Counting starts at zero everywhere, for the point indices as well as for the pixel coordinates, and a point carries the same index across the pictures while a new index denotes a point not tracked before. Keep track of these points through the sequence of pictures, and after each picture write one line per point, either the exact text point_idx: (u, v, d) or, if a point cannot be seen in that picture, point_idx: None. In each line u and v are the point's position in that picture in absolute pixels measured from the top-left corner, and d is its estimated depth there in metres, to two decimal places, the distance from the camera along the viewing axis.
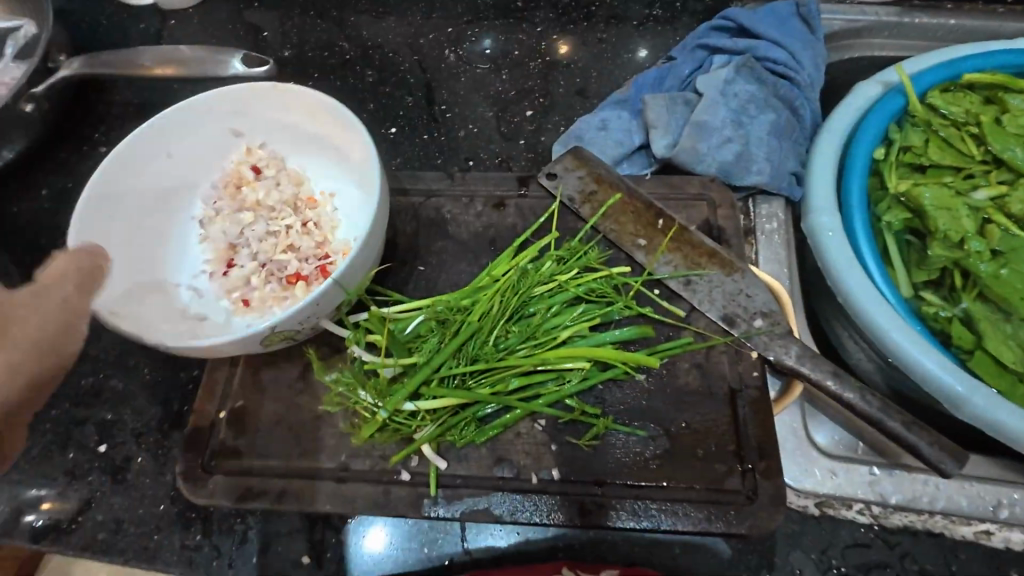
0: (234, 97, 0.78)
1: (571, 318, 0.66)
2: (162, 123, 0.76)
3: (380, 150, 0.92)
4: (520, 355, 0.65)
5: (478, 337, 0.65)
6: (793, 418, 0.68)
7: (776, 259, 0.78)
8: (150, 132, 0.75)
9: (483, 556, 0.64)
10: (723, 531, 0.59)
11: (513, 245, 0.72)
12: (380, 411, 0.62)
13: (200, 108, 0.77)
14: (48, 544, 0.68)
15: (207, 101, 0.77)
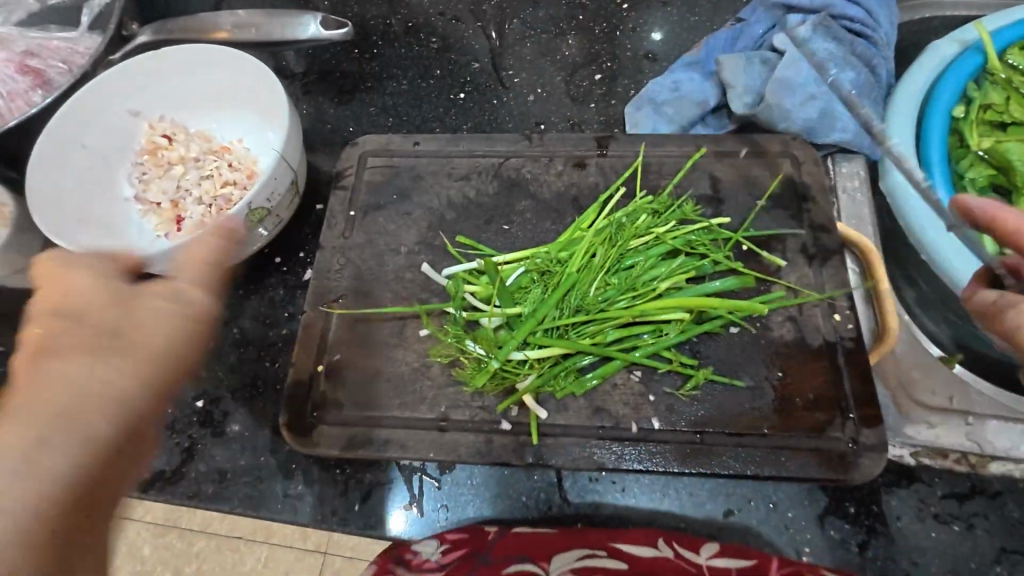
0: (116, 80, 0.82)
1: (669, 270, 0.68)
2: (68, 115, 0.78)
3: (450, 116, 0.93)
4: (620, 307, 0.68)
5: (579, 288, 0.68)
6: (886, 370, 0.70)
7: (858, 216, 0.79)
8: (62, 123, 0.77)
9: (582, 503, 0.66)
10: (826, 476, 0.60)
11: (604, 201, 0.74)
12: (493, 359, 0.65)
13: (93, 95, 0.80)
14: (154, 493, 0.70)
15: (95, 88, 0.80)
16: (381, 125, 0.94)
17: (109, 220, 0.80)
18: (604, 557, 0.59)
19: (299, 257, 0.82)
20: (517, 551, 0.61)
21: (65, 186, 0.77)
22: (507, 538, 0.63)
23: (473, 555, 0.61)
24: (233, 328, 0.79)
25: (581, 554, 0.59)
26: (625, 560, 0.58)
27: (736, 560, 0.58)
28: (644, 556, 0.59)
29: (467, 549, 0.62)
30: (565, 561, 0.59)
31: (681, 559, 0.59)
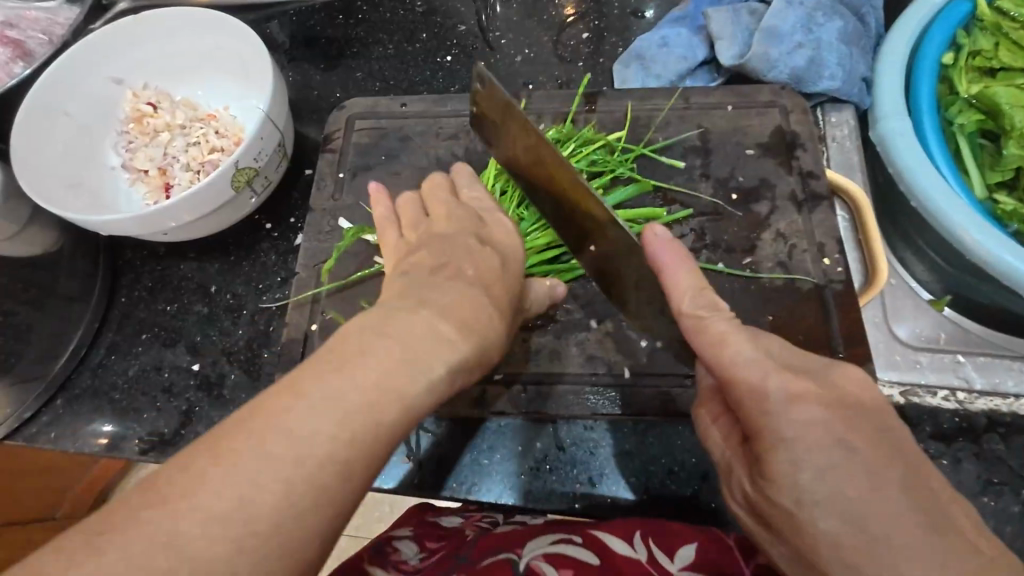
0: (97, 46, 0.80)
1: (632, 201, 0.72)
2: (50, 82, 0.76)
3: (438, 79, 0.92)
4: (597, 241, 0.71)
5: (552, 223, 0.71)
6: (876, 313, 0.71)
7: (847, 164, 0.79)
8: (44, 90, 0.76)
9: (575, 450, 0.67)
10: None
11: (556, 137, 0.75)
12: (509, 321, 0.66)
13: (75, 61, 0.79)
14: (154, 456, 0.71)
15: (77, 53, 0.79)
16: (368, 90, 0.93)
17: (97, 188, 0.80)
18: (578, 546, 0.56)
19: (289, 222, 0.82)
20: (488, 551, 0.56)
21: (49, 151, 0.76)
22: (484, 539, 0.59)
23: (449, 556, 0.57)
24: (226, 294, 0.79)
25: (555, 541, 0.56)
26: (596, 556, 0.55)
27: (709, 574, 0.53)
28: (620, 555, 0.55)
29: (443, 554, 0.57)
30: (539, 545, 0.56)
31: (655, 565, 0.54)
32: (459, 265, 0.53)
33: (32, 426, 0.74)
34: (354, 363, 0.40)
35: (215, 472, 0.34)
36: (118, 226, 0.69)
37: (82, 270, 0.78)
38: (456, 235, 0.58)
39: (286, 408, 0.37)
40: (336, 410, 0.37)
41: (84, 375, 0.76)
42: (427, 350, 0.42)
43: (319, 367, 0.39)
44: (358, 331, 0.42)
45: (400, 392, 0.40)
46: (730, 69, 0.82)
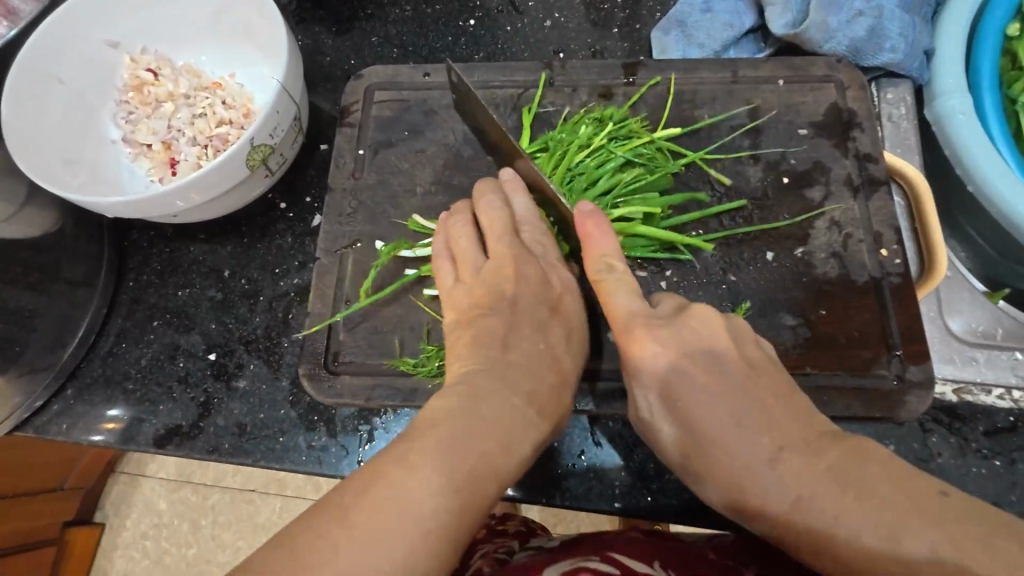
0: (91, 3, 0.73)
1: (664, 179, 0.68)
2: (40, 45, 0.69)
3: (460, 46, 0.85)
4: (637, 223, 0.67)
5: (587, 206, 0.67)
6: (929, 307, 0.67)
7: (903, 145, 0.74)
8: (36, 54, 0.69)
9: (615, 447, 0.64)
10: (869, 414, 0.59)
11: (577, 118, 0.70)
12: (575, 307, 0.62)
13: (68, 21, 0.71)
14: (173, 448, 0.68)
15: (71, 12, 0.71)
16: (385, 56, 0.86)
17: (97, 163, 0.74)
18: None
19: (305, 202, 0.77)
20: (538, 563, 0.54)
21: (43, 123, 0.70)
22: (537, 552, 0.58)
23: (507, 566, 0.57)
24: (241, 279, 0.75)
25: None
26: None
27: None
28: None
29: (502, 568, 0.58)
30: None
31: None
32: (530, 338, 0.54)
33: (42, 416, 0.71)
34: (464, 441, 0.42)
35: (353, 557, 0.35)
36: (121, 207, 0.63)
37: (87, 253, 0.73)
38: (522, 298, 0.56)
39: (411, 481, 0.38)
40: (455, 488, 0.40)
41: (94, 363, 0.73)
42: (520, 426, 0.47)
43: (435, 443, 0.41)
44: (460, 406, 0.45)
45: (503, 470, 0.43)
46: (780, 39, 0.76)
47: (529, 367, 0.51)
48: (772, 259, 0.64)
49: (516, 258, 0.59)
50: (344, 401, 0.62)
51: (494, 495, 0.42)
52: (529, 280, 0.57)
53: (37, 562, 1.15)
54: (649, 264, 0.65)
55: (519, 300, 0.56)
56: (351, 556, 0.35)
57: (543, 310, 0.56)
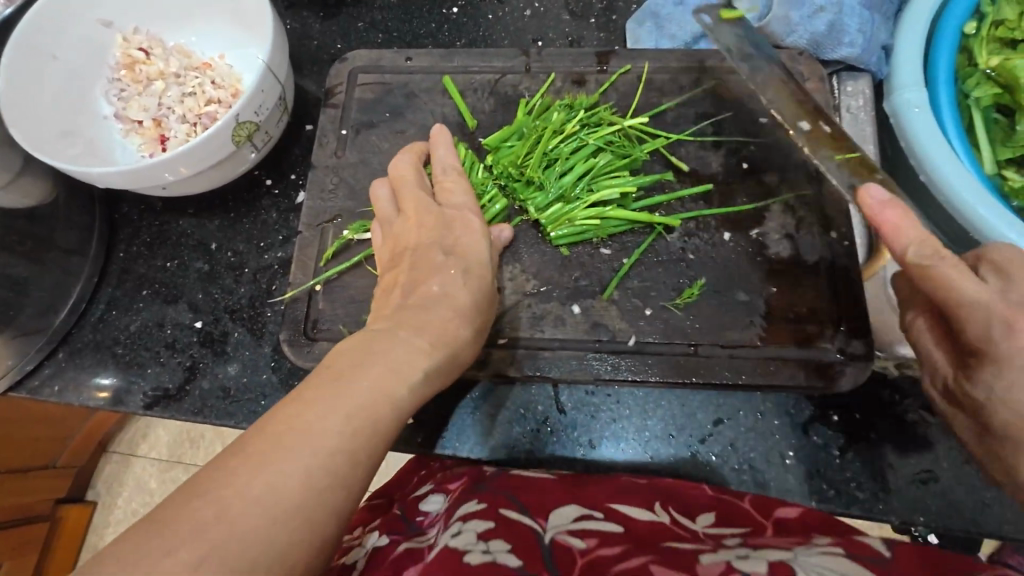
0: None
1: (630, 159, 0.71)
2: (34, 23, 0.72)
3: (443, 33, 0.89)
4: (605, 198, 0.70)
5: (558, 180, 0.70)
6: None
7: (860, 135, 0.77)
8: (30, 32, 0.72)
9: (577, 413, 0.69)
10: (811, 384, 0.63)
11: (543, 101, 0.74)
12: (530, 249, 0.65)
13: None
14: (160, 410, 0.72)
15: None
16: (370, 41, 0.89)
17: (89, 138, 0.77)
18: (603, 518, 0.54)
19: (290, 179, 0.80)
20: (513, 491, 0.59)
21: (36, 98, 0.73)
22: (505, 477, 0.62)
23: (474, 486, 0.60)
24: (227, 252, 0.78)
25: (577, 515, 0.55)
26: (622, 526, 0.53)
27: (731, 528, 0.55)
28: (640, 517, 0.55)
29: (464, 488, 0.61)
30: (561, 520, 0.54)
31: (678, 525, 0.55)
32: (429, 278, 0.57)
33: (35, 379, 0.74)
34: (344, 384, 0.45)
35: (232, 482, 0.37)
36: (110, 178, 0.66)
37: (80, 224, 0.76)
38: (425, 244, 0.59)
39: (288, 418, 0.41)
40: (329, 422, 0.42)
41: (85, 329, 0.76)
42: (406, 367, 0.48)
43: (323, 390, 0.44)
44: (350, 356, 0.48)
45: (387, 407, 0.45)
46: (747, 32, 0.79)
47: (426, 311, 0.54)
48: (729, 239, 0.68)
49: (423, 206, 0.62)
50: None
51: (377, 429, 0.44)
52: (427, 224, 0.61)
53: (30, 536, 1.18)
54: (614, 242, 0.69)
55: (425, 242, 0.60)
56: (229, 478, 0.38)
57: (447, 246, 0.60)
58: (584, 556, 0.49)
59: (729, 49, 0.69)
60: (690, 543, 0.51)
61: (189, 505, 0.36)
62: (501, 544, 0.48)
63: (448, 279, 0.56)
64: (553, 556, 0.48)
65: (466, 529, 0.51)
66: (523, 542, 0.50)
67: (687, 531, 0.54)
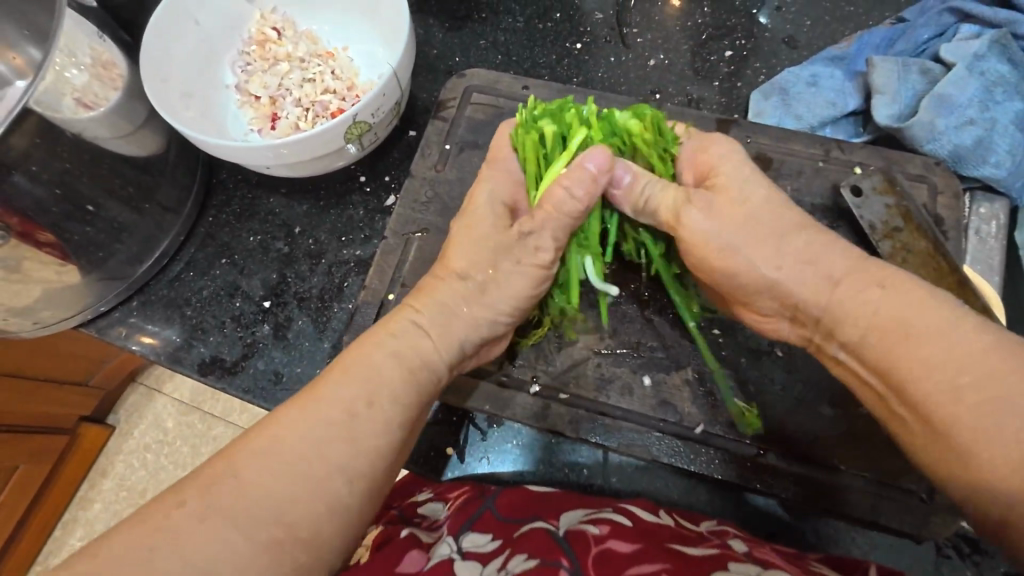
0: None
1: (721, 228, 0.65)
2: None
3: (563, 66, 0.88)
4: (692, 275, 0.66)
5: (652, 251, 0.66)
6: None
7: (986, 263, 0.71)
8: None
9: (621, 486, 0.66)
10: (887, 525, 0.57)
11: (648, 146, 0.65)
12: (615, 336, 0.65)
13: None
14: (214, 379, 0.73)
15: None
16: (489, 61, 0.89)
17: (207, 103, 0.80)
18: (611, 512, 0.55)
19: (384, 180, 0.81)
20: (520, 508, 0.58)
21: (172, 59, 0.76)
22: (510, 491, 0.62)
23: (477, 498, 0.61)
24: (308, 238, 0.79)
25: (587, 512, 0.56)
26: (631, 518, 0.54)
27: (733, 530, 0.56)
28: (646, 516, 0.55)
29: (466, 500, 0.61)
30: (573, 515, 0.55)
31: (682, 525, 0.56)
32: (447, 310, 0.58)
33: (105, 320, 0.77)
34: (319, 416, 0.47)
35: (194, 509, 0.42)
36: (223, 150, 0.68)
37: (182, 183, 0.78)
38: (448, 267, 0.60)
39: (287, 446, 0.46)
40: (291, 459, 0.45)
41: (161, 283, 0.78)
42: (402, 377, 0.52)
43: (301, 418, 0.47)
44: (341, 370, 0.51)
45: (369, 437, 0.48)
46: (881, 128, 0.75)
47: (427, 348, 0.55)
48: None
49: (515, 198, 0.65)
50: None
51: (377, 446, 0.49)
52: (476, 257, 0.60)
53: (48, 446, 1.21)
54: (702, 320, 0.65)
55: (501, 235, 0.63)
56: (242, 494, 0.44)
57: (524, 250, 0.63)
58: (597, 544, 0.49)
59: (874, 224, 0.66)
60: (698, 543, 0.51)
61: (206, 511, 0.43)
62: (519, 559, 0.49)
63: (462, 296, 0.59)
64: (568, 548, 0.49)
65: (488, 573, 0.49)
66: (543, 545, 0.49)
67: (693, 531, 0.54)
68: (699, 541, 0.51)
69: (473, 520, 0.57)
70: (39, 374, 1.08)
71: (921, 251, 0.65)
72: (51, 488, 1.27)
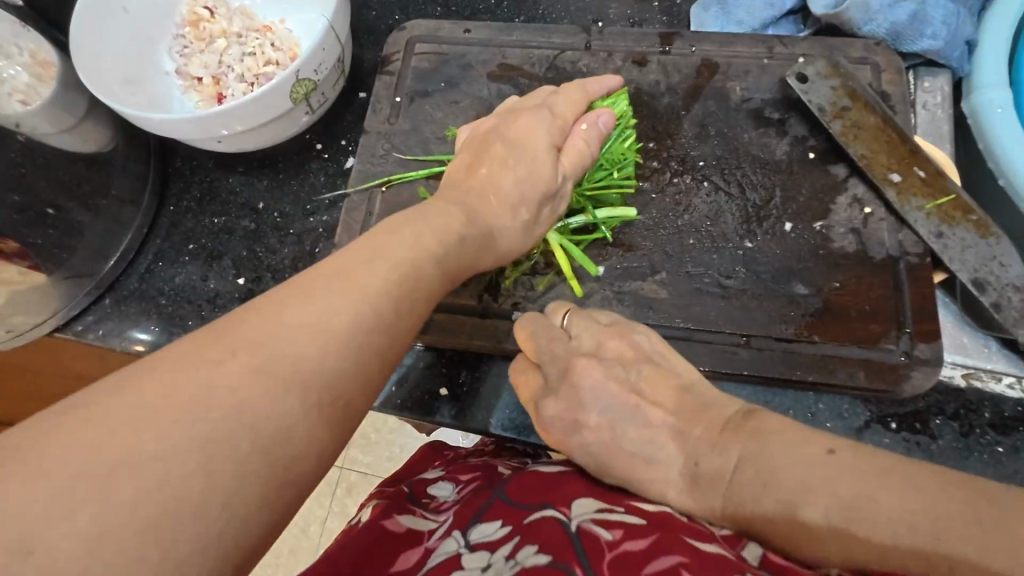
0: None
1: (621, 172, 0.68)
2: None
3: (502, 9, 0.88)
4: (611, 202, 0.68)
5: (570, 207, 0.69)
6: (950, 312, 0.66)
7: (936, 133, 0.73)
8: None
9: None
10: (872, 387, 0.59)
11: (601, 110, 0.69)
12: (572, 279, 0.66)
13: None
14: None
15: None
16: (428, 14, 0.89)
17: (151, 91, 0.78)
18: (622, 513, 0.48)
19: (340, 145, 0.81)
20: (527, 494, 0.52)
21: (107, 48, 0.74)
22: (522, 475, 0.55)
23: (485, 490, 0.55)
24: (273, 212, 0.79)
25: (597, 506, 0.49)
26: (643, 517, 0.47)
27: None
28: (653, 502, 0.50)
29: (473, 493, 0.55)
30: (583, 509, 0.48)
31: (693, 512, 0.50)
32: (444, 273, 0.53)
33: (80, 322, 0.76)
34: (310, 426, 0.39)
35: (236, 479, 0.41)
36: (166, 126, 0.67)
37: (135, 173, 0.77)
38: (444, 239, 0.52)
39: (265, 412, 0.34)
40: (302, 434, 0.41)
41: (132, 278, 0.78)
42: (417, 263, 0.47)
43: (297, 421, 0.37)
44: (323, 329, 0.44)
45: None
46: (820, 20, 0.76)
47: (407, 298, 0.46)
48: (790, 230, 0.65)
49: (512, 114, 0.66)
50: None
51: (370, 349, 0.41)
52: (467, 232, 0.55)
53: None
54: (669, 224, 0.67)
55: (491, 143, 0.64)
56: (184, 478, 0.31)
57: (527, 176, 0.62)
58: (610, 550, 0.43)
59: (823, 106, 0.67)
60: (713, 539, 0.44)
61: (160, 426, 0.32)
62: (530, 551, 0.44)
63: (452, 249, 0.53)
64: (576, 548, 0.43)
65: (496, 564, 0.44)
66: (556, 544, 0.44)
67: (709, 530, 0.47)
68: (713, 535, 0.45)
69: (481, 511, 0.51)
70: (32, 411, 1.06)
71: (870, 126, 0.66)
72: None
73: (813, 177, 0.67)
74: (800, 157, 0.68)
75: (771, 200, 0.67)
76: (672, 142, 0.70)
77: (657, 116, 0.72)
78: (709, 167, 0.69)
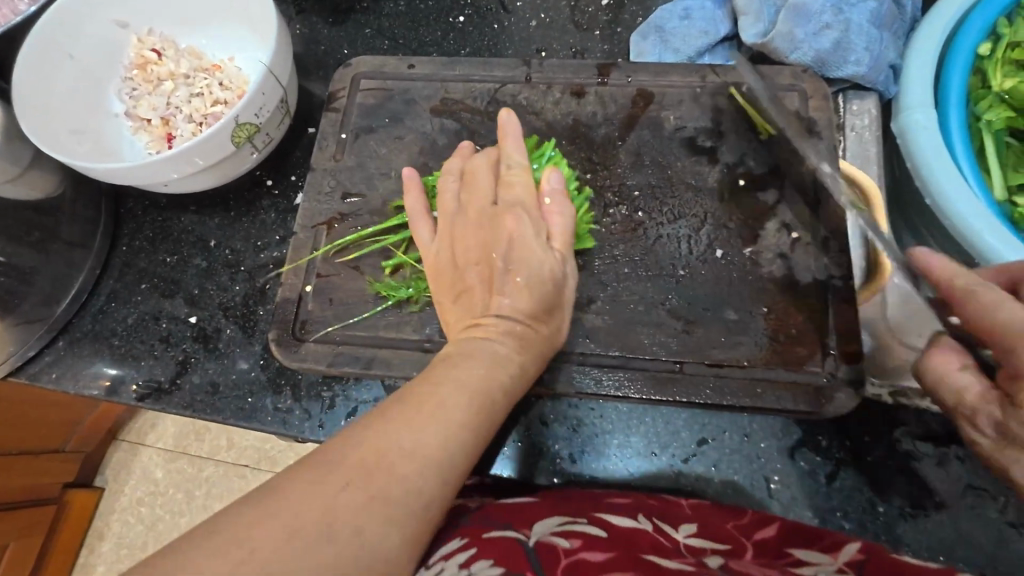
0: None
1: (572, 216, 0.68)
2: (54, 21, 0.75)
3: (449, 41, 0.90)
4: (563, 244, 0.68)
5: None
6: None
7: (863, 156, 0.75)
8: (46, 29, 0.74)
9: (560, 427, 0.68)
10: (799, 409, 0.61)
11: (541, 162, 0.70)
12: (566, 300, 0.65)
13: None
14: (151, 403, 0.73)
15: None
16: (377, 48, 0.90)
17: (101, 135, 0.79)
18: (586, 523, 0.52)
19: (290, 180, 0.82)
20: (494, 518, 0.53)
21: (53, 94, 0.76)
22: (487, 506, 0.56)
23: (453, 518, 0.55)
24: (225, 249, 0.80)
25: (562, 521, 0.52)
26: (607, 530, 0.51)
27: (713, 544, 0.53)
28: (621, 526, 0.53)
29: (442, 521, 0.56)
30: (546, 526, 0.51)
31: (660, 534, 0.53)
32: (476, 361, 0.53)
33: (35, 365, 0.76)
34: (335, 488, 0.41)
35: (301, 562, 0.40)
36: (113, 174, 0.68)
37: (85, 216, 0.78)
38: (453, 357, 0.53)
39: None
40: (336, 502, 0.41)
41: (85, 319, 0.78)
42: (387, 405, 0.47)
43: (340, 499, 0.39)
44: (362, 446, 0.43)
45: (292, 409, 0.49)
46: (752, 47, 0.79)
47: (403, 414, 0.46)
48: (721, 257, 0.67)
49: (482, 212, 0.63)
50: (308, 367, 0.67)
51: None
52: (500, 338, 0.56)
53: (37, 517, 1.22)
54: (604, 253, 0.69)
55: (485, 254, 0.61)
56: None
57: (541, 264, 0.59)
58: (568, 556, 0.46)
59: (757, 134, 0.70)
60: (672, 557, 0.48)
61: None
62: (484, 565, 0.45)
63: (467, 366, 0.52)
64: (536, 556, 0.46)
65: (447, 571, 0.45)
66: (512, 556, 0.46)
67: (670, 540, 0.52)
68: (674, 554, 0.49)
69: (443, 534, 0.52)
70: (14, 447, 1.08)
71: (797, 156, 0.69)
72: (47, 558, 1.28)
73: (745, 205, 0.69)
74: (732, 183, 0.71)
75: (701, 227, 0.69)
76: (609, 173, 0.72)
77: (594, 147, 0.74)
78: (644, 196, 0.71)
